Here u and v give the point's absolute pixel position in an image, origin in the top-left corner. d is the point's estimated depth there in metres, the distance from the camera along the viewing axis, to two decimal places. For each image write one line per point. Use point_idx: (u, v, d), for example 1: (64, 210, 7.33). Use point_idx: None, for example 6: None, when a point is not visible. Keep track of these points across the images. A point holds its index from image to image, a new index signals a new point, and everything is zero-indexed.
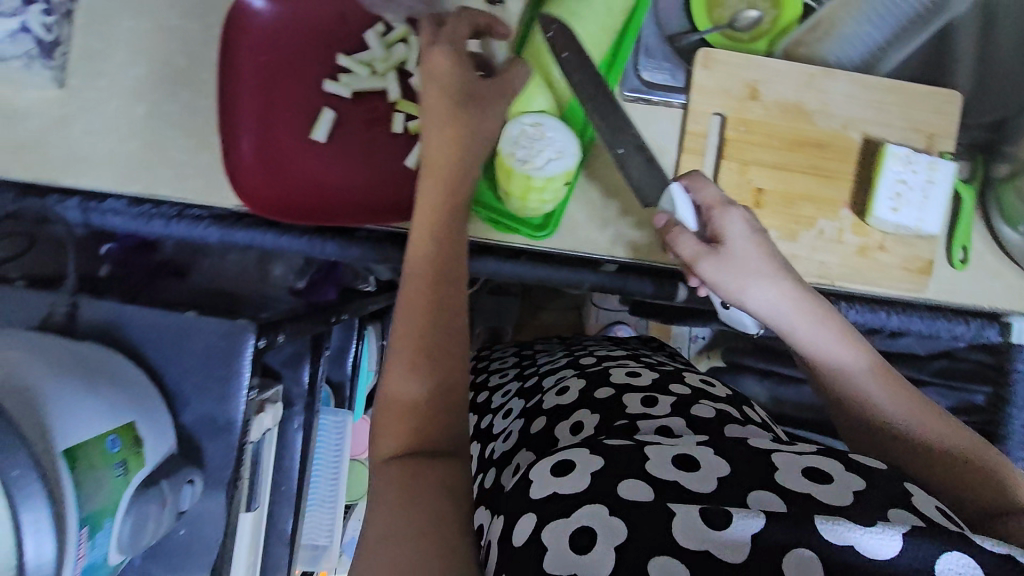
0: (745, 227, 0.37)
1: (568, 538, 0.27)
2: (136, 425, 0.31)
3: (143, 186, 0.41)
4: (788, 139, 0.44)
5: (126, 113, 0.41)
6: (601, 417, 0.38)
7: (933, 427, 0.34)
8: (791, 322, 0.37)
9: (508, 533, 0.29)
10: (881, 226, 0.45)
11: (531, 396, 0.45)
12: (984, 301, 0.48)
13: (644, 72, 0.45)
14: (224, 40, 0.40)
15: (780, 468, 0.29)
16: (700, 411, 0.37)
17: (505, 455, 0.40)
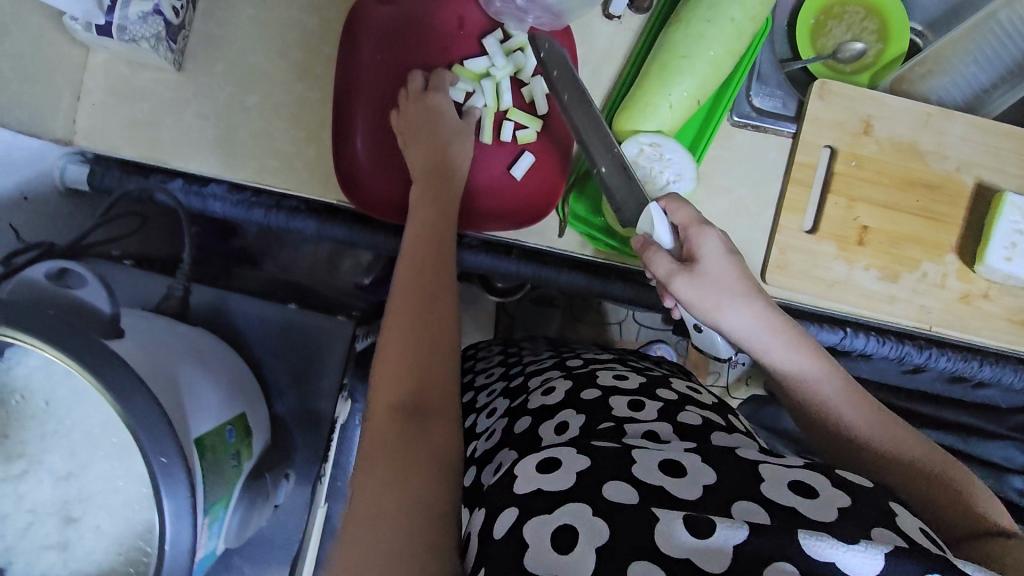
0: (720, 247, 0.35)
1: (549, 536, 0.23)
2: (246, 415, 0.32)
3: (248, 173, 0.41)
4: (898, 178, 0.44)
5: (239, 100, 0.41)
6: (587, 417, 0.33)
7: (902, 445, 0.32)
8: (763, 342, 0.34)
9: (487, 529, 0.25)
10: (988, 274, 0.44)
11: (512, 394, 0.40)
12: None
13: (755, 97, 0.44)
14: (344, 38, 0.40)
15: (767, 480, 0.25)
16: (688, 419, 0.33)
17: (484, 454, 0.35)
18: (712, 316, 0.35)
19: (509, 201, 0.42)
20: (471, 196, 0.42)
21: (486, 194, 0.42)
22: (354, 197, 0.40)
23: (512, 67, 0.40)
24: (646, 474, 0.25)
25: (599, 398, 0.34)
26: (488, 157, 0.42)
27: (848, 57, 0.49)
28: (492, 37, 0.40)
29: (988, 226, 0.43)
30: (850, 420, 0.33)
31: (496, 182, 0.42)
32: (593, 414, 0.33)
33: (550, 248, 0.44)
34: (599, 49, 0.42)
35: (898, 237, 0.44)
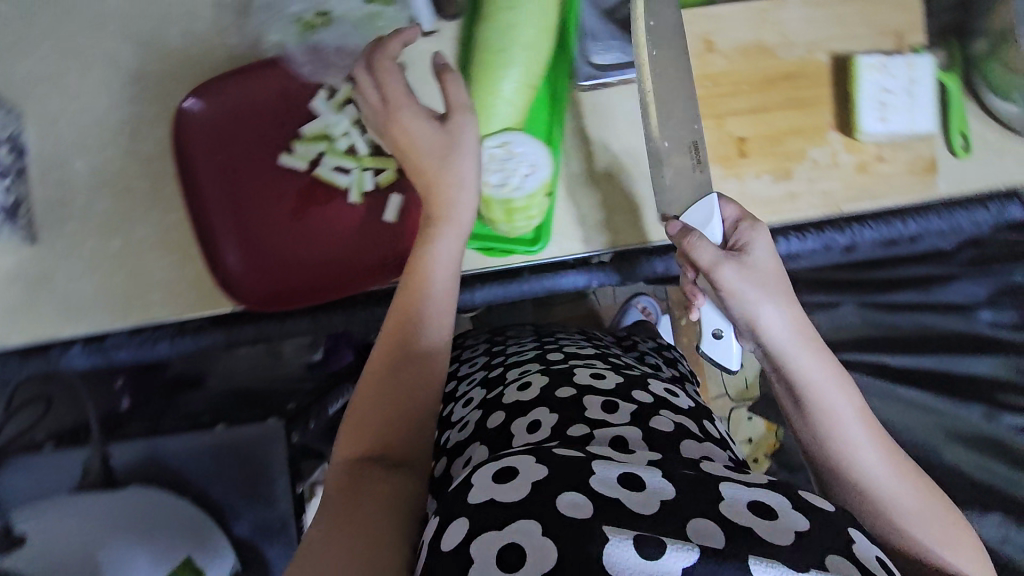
0: (769, 245, 0.35)
1: (496, 555, 0.22)
2: (193, 558, 0.40)
3: (140, 314, 0.41)
4: (758, 80, 0.43)
5: (103, 250, 0.41)
6: (561, 419, 0.34)
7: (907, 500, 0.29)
8: (799, 351, 0.32)
9: (435, 538, 0.24)
10: (873, 138, 0.44)
11: (485, 392, 0.41)
12: (998, 180, 0.46)
13: (594, 56, 0.42)
14: (176, 150, 0.40)
15: (727, 500, 0.24)
16: (660, 425, 0.34)
17: (457, 446, 0.37)
18: (749, 311, 0.33)
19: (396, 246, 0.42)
20: (358, 255, 0.42)
21: (371, 249, 0.42)
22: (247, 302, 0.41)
23: (347, 119, 0.41)
24: (617, 485, 0.24)
25: (573, 399, 0.35)
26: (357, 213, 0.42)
27: None
28: (318, 99, 0.41)
29: (852, 95, 0.43)
30: (866, 461, 0.30)
31: (376, 232, 0.42)
32: (566, 414, 0.34)
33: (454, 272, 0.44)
34: (429, 67, 0.42)
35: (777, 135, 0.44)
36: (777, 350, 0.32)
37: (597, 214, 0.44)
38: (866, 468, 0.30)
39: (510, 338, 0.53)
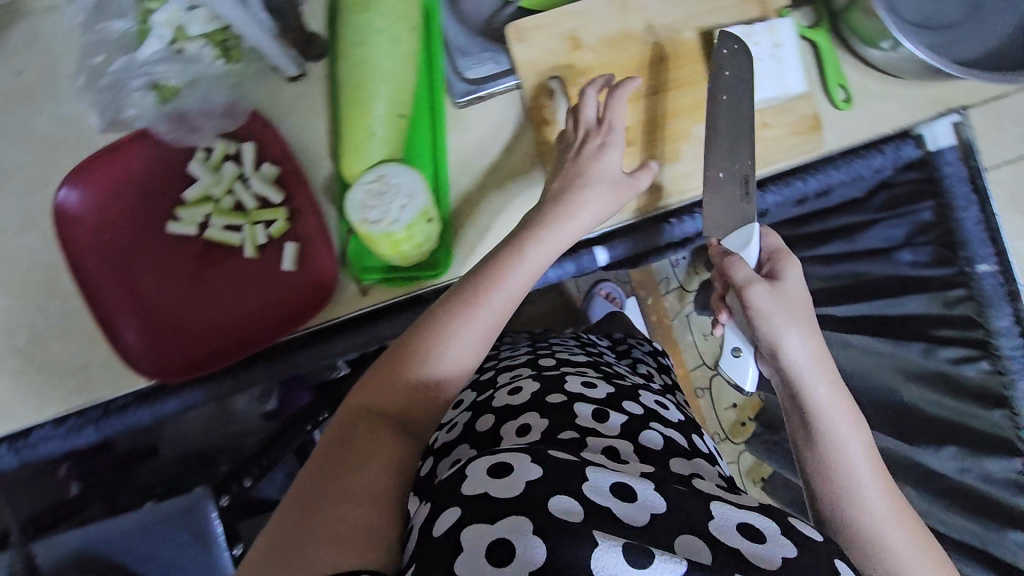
0: (796, 275, 0.53)
1: (486, 546, 0.36)
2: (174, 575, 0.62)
3: (83, 394, 0.58)
4: (622, 62, 0.60)
5: (35, 343, 0.59)
6: (548, 422, 0.53)
7: (878, 526, 0.45)
8: (818, 381, 0.49)
9: (429, 527, 0.38)
10: (764, 105, 0.59)
11: (474, 407, 0.61)
12: (890, 124, 0.61)
13: (467, 72, 0.62)
14: (64, 240, 0.57)
15: (721, 530, 0.39)
16: (652, 441, 0.53)
17: (453, 443, 0.57)
18: (783, 330, 0.50)
19: (294, 300, 0.60)
20: (252, 316, 0.60)
21: (276, 301, 0.60)
22: (151, 371, 0.58)
23: (226, 175, 0.60)
24: (586, 483, 0.39)
25: (568, 408, 0.55)
26: (268, 260, 0.60)
27: None
28: (197, 161, 0.60)
29: (697, 67, 0.59)
30: (864, 473, 0.47)
31: (280, 285, 0.60)
32: (558, 418, 0.53)
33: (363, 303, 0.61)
34: (307, 106, 0.61)
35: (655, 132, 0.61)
36: (797, 374, 0.50)
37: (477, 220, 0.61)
38: (873, 500, 0.46)
39: (509, 354, 0.74)
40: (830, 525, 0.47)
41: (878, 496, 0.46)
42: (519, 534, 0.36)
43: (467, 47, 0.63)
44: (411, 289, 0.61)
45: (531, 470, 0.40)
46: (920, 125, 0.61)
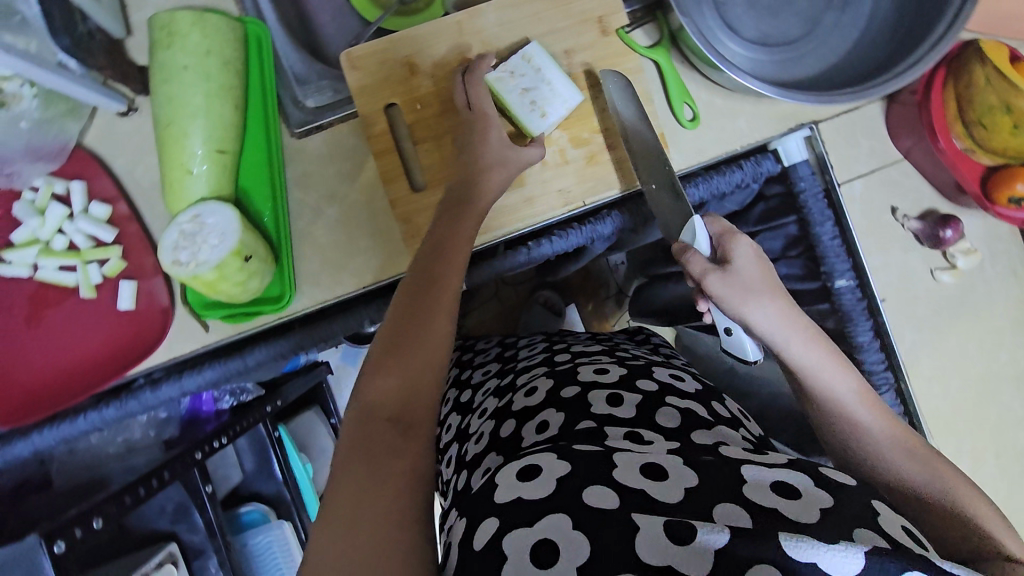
0: (746, 250, 0.57)
1: (724, 515, 0.39)
2: None
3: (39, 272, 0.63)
4: (739, 107, 0.68)
5: (87, 186, 0.63)
6: (641, 398, 0.56)
7: (902, 449, 0.49)
8: (796, 336, 0.54)
9: (658, 496, 0.41)
10: (801, 121, 0.69)
11: (556, 376, 0.61)
12: (920, 248, 0.73)
13: (679, 60, 0.68)
14: (78, 158, 0.63)
15: (881, 512, 0.41)
16: (721, 409, 0.58)
17: (519, 411, 0.58)
18: (742, 310, 0.55)
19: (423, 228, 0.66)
20: (385, 240, 0.67)
21: (423, 215, 0.66)
22: (88, 314, 0.64)
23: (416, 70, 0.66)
24: (828, 473, 0.44)
25: (659, 394, 0.57)
26: (429, 172, 0.66)
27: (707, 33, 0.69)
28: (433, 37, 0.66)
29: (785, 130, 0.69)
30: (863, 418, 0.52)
31: (426, 205, 0.66)
32: (650, 400, 0.56)
33: (507, 231, 0.68)
34: (511, 53, 0.66)
35: (732, 176, 0.71)
36: (772, 341, 0.55)
37: (578, 196, 0.67)
38: (874, 434, 0.51)
39: (578, 341, 0.75)
40: (845, 454, 0.52)
41: (871, 425, 0.51)
42: (800, 502, 0.40)
43: (524, 68, 0.64)
44: (508, 229, 0.68)
45: (812, 484, 0.42)
46: (958, 254, 0.73)
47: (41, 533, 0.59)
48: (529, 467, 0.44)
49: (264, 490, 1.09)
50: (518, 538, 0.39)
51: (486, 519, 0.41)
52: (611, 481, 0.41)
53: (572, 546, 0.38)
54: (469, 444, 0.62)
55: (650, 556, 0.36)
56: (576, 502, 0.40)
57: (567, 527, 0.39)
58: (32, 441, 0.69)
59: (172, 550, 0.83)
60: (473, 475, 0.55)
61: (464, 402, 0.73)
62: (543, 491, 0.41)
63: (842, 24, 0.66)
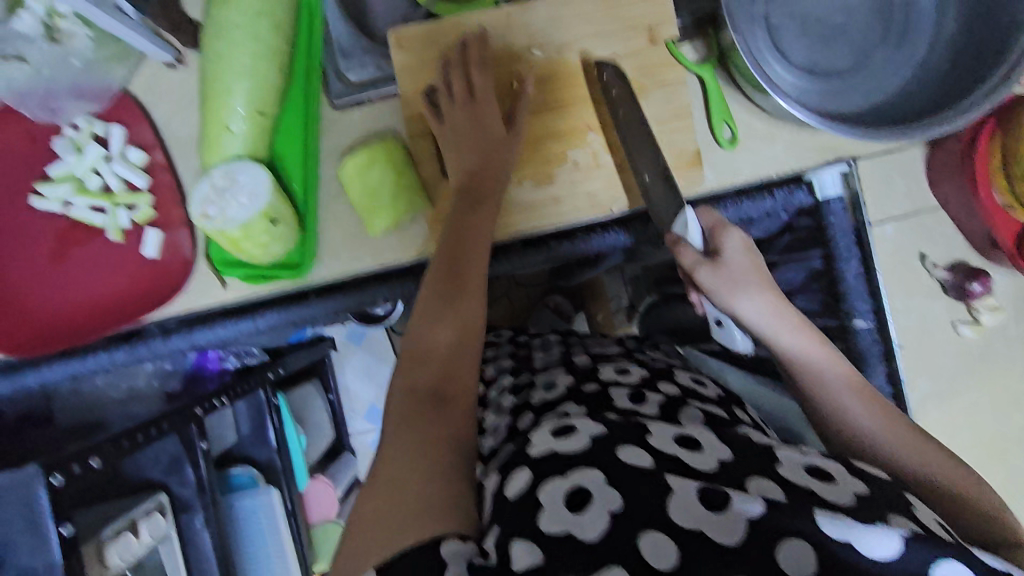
0: (739, 242, 0.58)
1: (759, 488, 0.39)
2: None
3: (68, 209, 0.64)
4: (777, 134, 0.68)
5: (124, 131, 0.64)
6: (664, 398, 0.56)
7: (888, 430, 0.51)
8: (783, 327, 0.56)
9: (696, 463, 0.42)
10: (839, 156, 0.68)
11: (575, 374, 0.63)
12: (944, 298, 0.72)
13: (723, 79, 0.68)
14: (118, 103, 0.64)
15: (915, 503, 0.41)
16: (741, 413, 0.59)
17: (541, 404, 0.59)
18: (731, 302, 0.56)
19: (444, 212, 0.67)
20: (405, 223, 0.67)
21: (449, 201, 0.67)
22: (111, 257, 0.65)
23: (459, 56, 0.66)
24: (863, 467, 0.44)
25: (681, 396, 0.57)
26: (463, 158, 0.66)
27: (728, 79, 0.68)
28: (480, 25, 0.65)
29: (819, 165, 0.68)
30: (858, 416, 0.52)
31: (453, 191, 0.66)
32: (671, 400, 0.56)
33: (532, 228, 0.68)
34: (556, 50, 0.66)
35: (762, 202, 0.71)
36: (758, 329, 0.56)
37: (605, 202, 0.67)
38: (858, 417, 0.52)
39: (601, 345, 0.75)
40: (831, 434, 0.54)
41: (866, 422, 0.52)
42: (836, 485, 0.40)
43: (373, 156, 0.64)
44: (533, 228, 0.68)
45: (846, 471, 0.42)
46: (983, 309, 0.71)
47: (41, 465, 0.60)
48: (564, 427, 0.46)
49: (256, 456, 1.09)
50: (552, 491, 0.41)
51: (517, 470, 0.43)
52: (645, 444, 0.43)
53: (607, 497, 0.40)
54: (487, 435, 0.61)
55: (682, 519, 0.38)
56: (610, 458, 0.41)
57: (602, 483, 0.40)
58: (42, 375, 0.70)
59: (161, 500, 0.83)
60: (490, 462, 0.54)
61: (480, 394, 0.72)
62: (576, 445, 0.43)
63: (893, 61, 0.65)
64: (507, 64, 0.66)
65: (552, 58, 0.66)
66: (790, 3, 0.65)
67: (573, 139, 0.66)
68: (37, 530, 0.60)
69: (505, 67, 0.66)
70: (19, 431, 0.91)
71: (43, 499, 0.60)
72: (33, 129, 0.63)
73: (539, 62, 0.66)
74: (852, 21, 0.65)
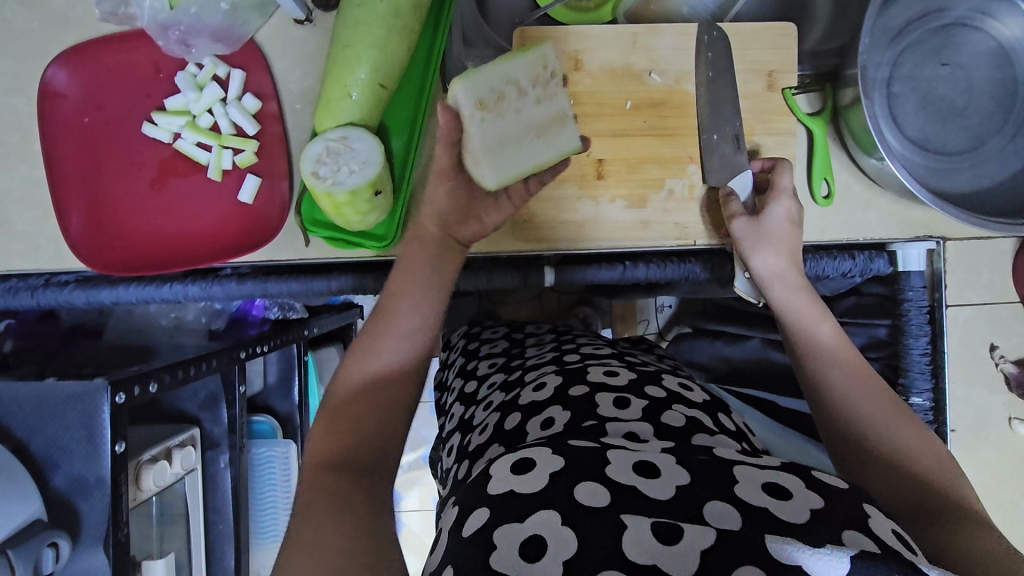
0: (785, 212, 0.64)
1: (709, 513, 0.40)
2: (50, 453, 0.62)
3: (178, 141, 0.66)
4: (875, 200, 0.68)
5: (245, 77, 0.66)
6: (646, 403, 0.56)
7: (869, 399, 0.53)
8: (786, 284, 0.62)
9: (646, 490, 0.42)
10: (933, 233, 0.68)
11: (565, 374, 0.62)
12: (1003, 391, 0.73)
13: (830, 136, 0.68)
14: (245, 49, 0.66)
15: (873, 516, 0.41)
16: (725, 420, 0.59)
17: (530, 403, 0.59)
18: (748, 252, 0.64)
19: (534, 213, 0.68)
20: None
21: (542, 202, 0.68)
22: (205, 193, 0.67)
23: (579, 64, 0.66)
24: (820, 476, 0.44)
25: (664, 399, 0.57)
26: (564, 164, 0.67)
27: (837, 138, 0.68)
28: (604, 39, 0.66)
29: (910, 237, 0.69)
30: (844, 382, 0.55)
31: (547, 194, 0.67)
32: (652, 404, 0.56)
33: (613, 247, 0.68)
34: (674, 77, 0.66)
35: (842, 262, 0.71)
36: (765, 282, 0.63)
37: (691, 233, 0.68)
38: (843, 382, 0.55)
39: (589, 342, 0.75)
40: (815, 395, 0.56)
41: (850, 387, 0.54)
42: (791, 502, 0.41)
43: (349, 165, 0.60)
44: (617, 245, 0.68)
45: (803, 486, 0.43)
46: None
47: (110, 380, 0.62)
48: (523, 461, 0.46)
49: (279, 406, 1.11)
50: (509, 531, 0.41)
51: (476, 510, 0.43)
52: (602, 478, 0.43)
53: (559, 540, 0.39)
54: (474, 435, 0.63)
55: (637, 554, 0.38)
56: (568, 500, 0.41)
57: (557, 523, 0.40)
58: (117, 293, 0.72)
59: (193, 435, 0.86)
60: (475, 463, 0.57)
61: (469, 393, 0.74)
62: (533, 486, 0.43)
63: (1006, 149, 0.65)
64: (622, 81, 0.67)
65: (668, 86, 0.66)
66: (915, 73, 0.65)
67: (673, 166, 0.67)
68: (96, 442, 0.62)
69: (621, 84, 0.67)
70: (69, 341, 0.93)
71: (106, 413, 0.61)
72: (159, 60, 0.66)
73: (656, 87, 0.67)
74: (972, 102, 0.65)
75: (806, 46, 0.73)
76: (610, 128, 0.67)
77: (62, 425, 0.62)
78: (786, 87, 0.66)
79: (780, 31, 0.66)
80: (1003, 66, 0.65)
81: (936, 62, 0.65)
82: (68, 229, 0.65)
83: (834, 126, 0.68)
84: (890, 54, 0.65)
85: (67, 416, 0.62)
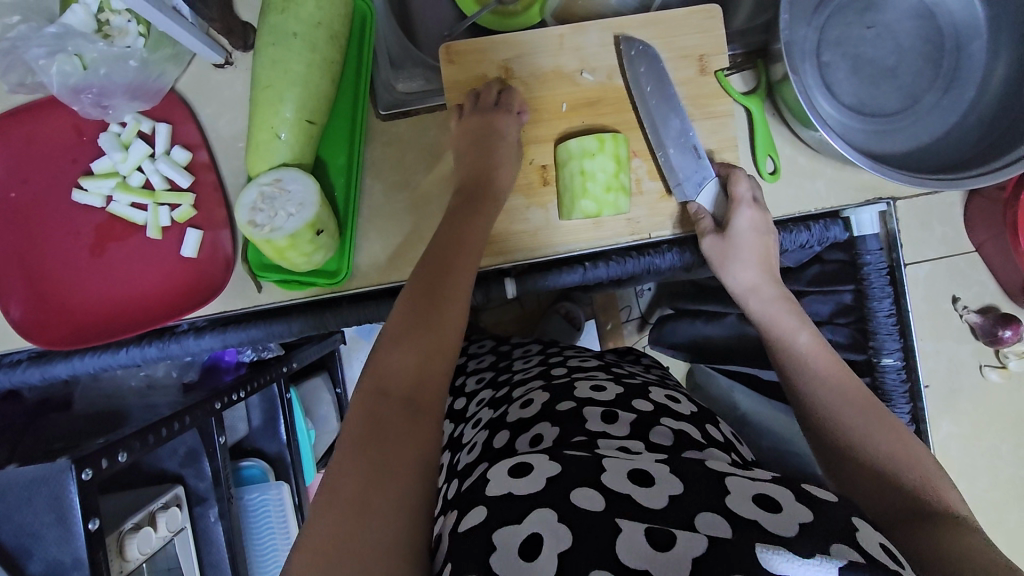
0: (750, 223, 0.65)
1: (705, 528, 0.39)
2: (22, 541, 0.60)
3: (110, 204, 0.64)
4: (821, 168, 0.68)
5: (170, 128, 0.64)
6: (635, 417, 0.56)
7: (852, 399, 0.54)
8: (760, 298, 0.65)
9: (642, 498, 0.42)
10: (883, 195, 0.68)
11: (551, 391, 0.61)
12: (971, 339, 0.74)
13: (768, 112, 0.68)
14: (166, 101, 0.64)
15: (862, 530, 0.40)
16: (713, 431, 0.59)
17: (518, 422, 0.58)
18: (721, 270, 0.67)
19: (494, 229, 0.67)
20: None
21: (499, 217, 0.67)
22: (149, 255, 0.65)
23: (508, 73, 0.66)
24: (811, 489, 0.44)
25: (650, 413, 0.57)
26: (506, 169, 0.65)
27: (774, 114, 0.68)
28: (531, 44, 0.65)
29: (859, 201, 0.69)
30: (825, 378, 0.56)
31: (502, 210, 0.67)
32: (642, 418, 0.56)
33: (579, 246, 0.67)
34: (605, 73, 0.66)
35: (801, 236, 0.71)
36: (736, 292, 0.66)
37: (645, 227, 0.67)
38: (822, 379, 0.56)
39: (575, 355, 0.74)
40: (800, 395, 0.57)
41: (835, 385, 0.55)
42: (780, 516, 0.40)
43: (281, 203, 0.57)
44: (581, 246, 0.67)
45: (792, 499, 0.42)
46: (1009, 352, 0.73)
47: (73, 458, 0.60)
48: (519, 465, 0.45)
49: (266, 448, 1.08)
50: (507, 533, 0.40)
51: (476, 508, 0.43)
52: (598, 484, 0.42)
53: (554, 535, 0.39)
54: (462, 455, 0.62)
55: (630, 559, 0.38)
56: (563, 501, 0.41)
57: (553, 521, 0.40)
58: (73, 365, 0.70)
59: (178, 493, 0.83)
60: (462, 479, 0.55)
61: (457, 411, 0.74)
62: (529, 488, 0.43)
63: (942, 104, 0.65)
64: (554, 84, 0.66)
65: (601, 83, 0.66)
66: (843, 40, 0.65)
67: None
68: (69, 523, 0.60)
69: (552, 86, 0.66)
70: (35, 416, 0.90)
71: (73, 492, 0.59)
72: (80, 123, 0.64)
73: (589, 86, 0.66)
74: (903, 62, 0.65)
75: (734, 26, 0.74)
76: (548, 133, 0.66)
77: (30, 511, 0.60)
78: (718, 71, 0.66)
79: (704, 15, 0.65)
80: (926, 23, 0.65)
81: (862, 25, 0.65)
82: (9, 308, 0.63)
83: (769, 102, 0.68)
84: (815, 22, 0.65)
85: (36, 501, 0.60)
